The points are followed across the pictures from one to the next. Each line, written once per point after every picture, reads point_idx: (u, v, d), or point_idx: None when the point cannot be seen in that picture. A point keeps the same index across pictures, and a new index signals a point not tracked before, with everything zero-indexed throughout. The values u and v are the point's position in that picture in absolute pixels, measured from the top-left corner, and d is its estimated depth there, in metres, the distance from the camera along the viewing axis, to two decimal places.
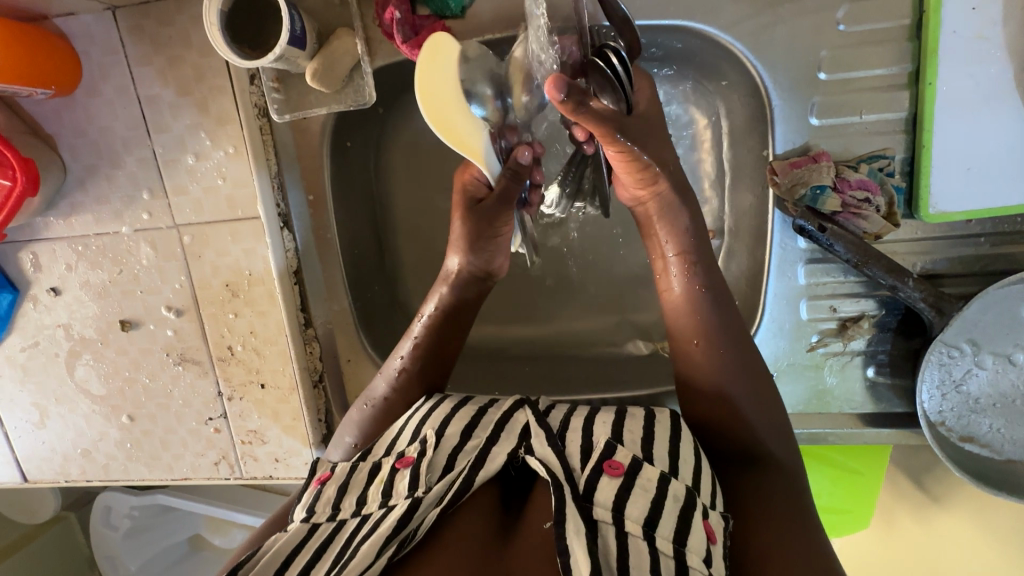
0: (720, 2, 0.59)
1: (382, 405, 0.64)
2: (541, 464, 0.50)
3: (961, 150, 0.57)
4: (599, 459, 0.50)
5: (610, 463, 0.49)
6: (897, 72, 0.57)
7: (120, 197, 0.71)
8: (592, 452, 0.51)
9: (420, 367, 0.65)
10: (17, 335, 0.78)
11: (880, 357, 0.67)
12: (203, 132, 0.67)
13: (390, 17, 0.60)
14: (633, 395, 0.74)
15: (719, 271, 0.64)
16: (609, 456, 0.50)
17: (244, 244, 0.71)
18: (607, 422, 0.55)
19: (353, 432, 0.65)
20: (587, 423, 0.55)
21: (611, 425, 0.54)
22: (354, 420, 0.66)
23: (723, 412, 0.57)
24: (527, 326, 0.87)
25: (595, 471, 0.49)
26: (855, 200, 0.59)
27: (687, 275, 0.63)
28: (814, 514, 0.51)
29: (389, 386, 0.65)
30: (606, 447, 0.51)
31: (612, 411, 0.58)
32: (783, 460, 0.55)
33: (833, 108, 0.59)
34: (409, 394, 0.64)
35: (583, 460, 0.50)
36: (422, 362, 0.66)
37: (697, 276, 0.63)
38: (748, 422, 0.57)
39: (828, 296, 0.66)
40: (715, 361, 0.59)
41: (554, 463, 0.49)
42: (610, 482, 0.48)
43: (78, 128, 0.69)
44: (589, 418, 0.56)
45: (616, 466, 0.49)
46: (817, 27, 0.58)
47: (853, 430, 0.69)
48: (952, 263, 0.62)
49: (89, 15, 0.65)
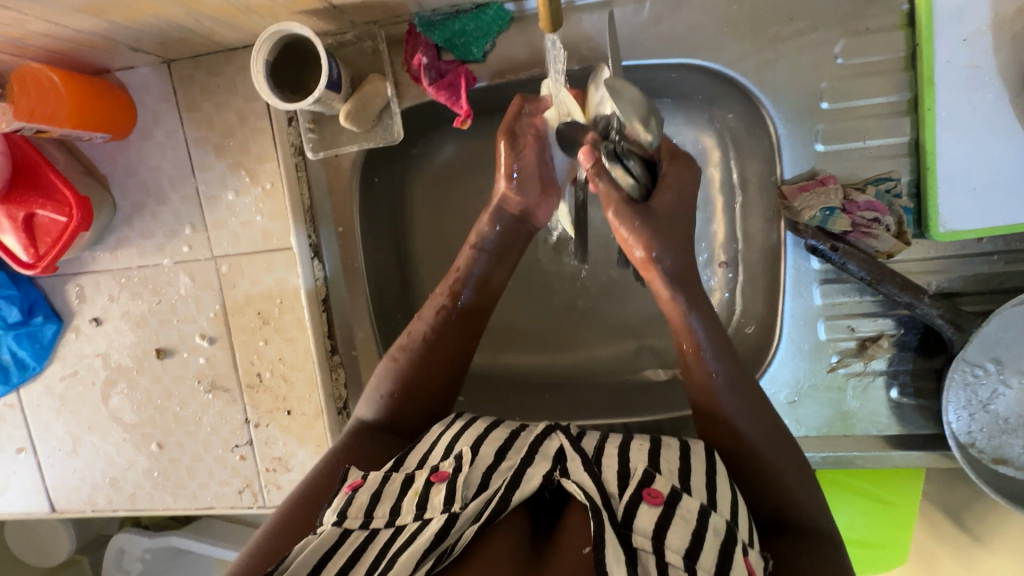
0: (725, 41, 0.63)
1: (422, 348, 0.65)
2: (578, 487, 0.50)
3: (966, 172, 0.59)
4: (639, 487, 0.50)
5: (648, 492, 0.50)
6: (895, 101, 0.61)
7: (163, 231, 0.76)
8: (631, 479, 0.51)
9: (465, 294, 0.69)
10: (57, 364, 0.82)
11: (902, 377, 0.67)
12: (244, 170, 0.72)
13: (418, 62, 0.67)
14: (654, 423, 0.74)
15: (714, 320, 0.62)
16: (647, 485, 0.50)
17: (276, 274, 0.74)
18: (644, 449, 0.56)
19: (389, 381, 0.65)
20: (622, 451, 0.56)
21: (648, 452, 0.55)
22: (389, 373, 0.65)
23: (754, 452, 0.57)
24: (547, 353, 0.89)
25: (634, 498, 0.49)
26: (864, 220, 0.60)
27: (700, 360, 0.60)
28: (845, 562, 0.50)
29: (428, 324, 0.67)
30: (645, 475, 0.51)
31: (648, 439, 0.59)
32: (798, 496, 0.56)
33: (838, 135, 0.62)
34: (446, 339, 0.67)
35: (621, 486, 0.51)
36: (468, 297, 0.69)
37: (695, 329, 0.61)
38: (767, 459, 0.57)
39: (845, 316, 0.67)
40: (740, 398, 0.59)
41: (592, 487, 0.50)
42: (650, 510, 0.48)
43: (129, 169, 0.75)
44: (623, 444, 0.57)
45: (655, 494, 0.50)
46: (816, 62, 0.62)
47: (881, 454, 0.67)
48: (967, 282, 0.63)
49: (145, 68, 0.72)
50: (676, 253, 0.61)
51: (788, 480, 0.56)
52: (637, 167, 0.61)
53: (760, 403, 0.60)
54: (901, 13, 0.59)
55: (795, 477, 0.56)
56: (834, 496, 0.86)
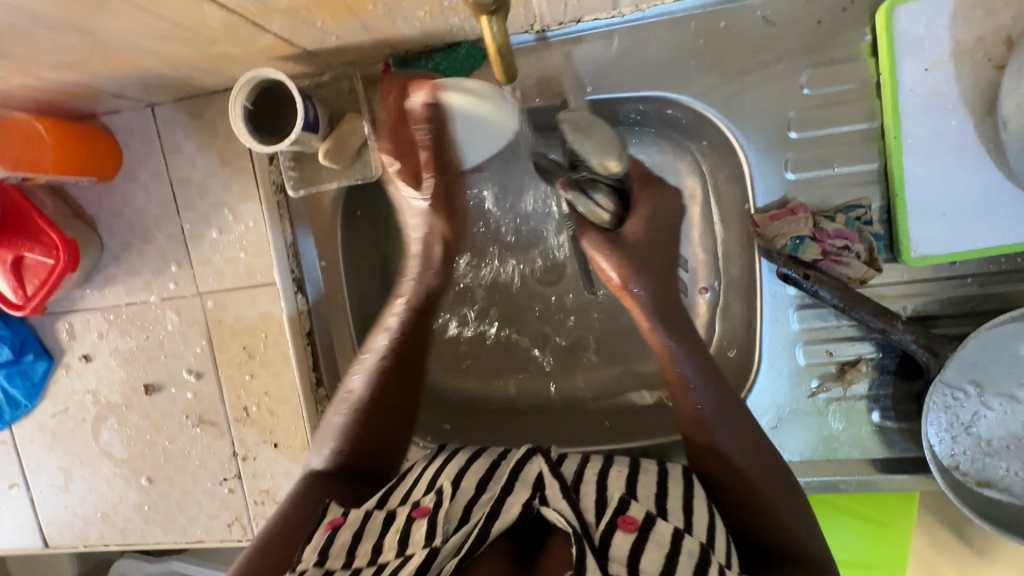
0: (692, 74, 0.64)
1: (363, 402, 0.65)
2: (557, 515, 0.51)
3: (935, 198, 0.60)
4: (614, 514, 0.52)
5: (624, 519, 0.51)
6: (863, 129, 0.61)
7: (150, 269, 0.77)
8: (608, 506, 0.53)
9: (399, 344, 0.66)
10: (49, 401, 0.83)
11: (883, 402, 0.67)
12: (227, 209, 0.74)
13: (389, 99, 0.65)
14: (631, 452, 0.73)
15: (699, 346, 0.63)
16: (623, 511, 0.52)
17: (261, 309, 0.76)
18: (622, 475, 0.58)
19: (336, 437, 0.64)
20: (599, 476, 0.57)
21: (626, 478, 0.57)
22: (337, 427, 0.65)
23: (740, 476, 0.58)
24: (533, 378, 0.89)
25: (610, 526, 0.50)
26: (835, 247, 0.61)
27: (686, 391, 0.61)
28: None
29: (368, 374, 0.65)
30: (620, 502, 0.53)
31: (626, 464, 0.60)
32: (785, 522, 0.56)
33: (808, 163, 0.63)
34: (386, 389, 0.65)
35: (598, 513, 0.53)
36: (403, 345, 0.67)
37: (683, 359, 0.61)
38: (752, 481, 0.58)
39: (823, 341, 0.67)
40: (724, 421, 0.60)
41: (571, 514, 0.51)
42: (625, 537, 0.50)
43: (116, 209, 0.76)
44: (602, 471, 0.58)
45: (630, 521, 0.51)
46: (782, 93, 0.62)
47: (867, 478, 0.67)
48: (943, 305, 0.63)
49: (130, 112, 0.74)
50: (655, 283, 0.63)
51: (773, 509, 0.56)
52: (606, 201, 0.64)
53: (743, 423, 0.61)
54: (865, 44, 0.60)
55: (780, 501, 0.57)
56: (824, 515, 0.86)
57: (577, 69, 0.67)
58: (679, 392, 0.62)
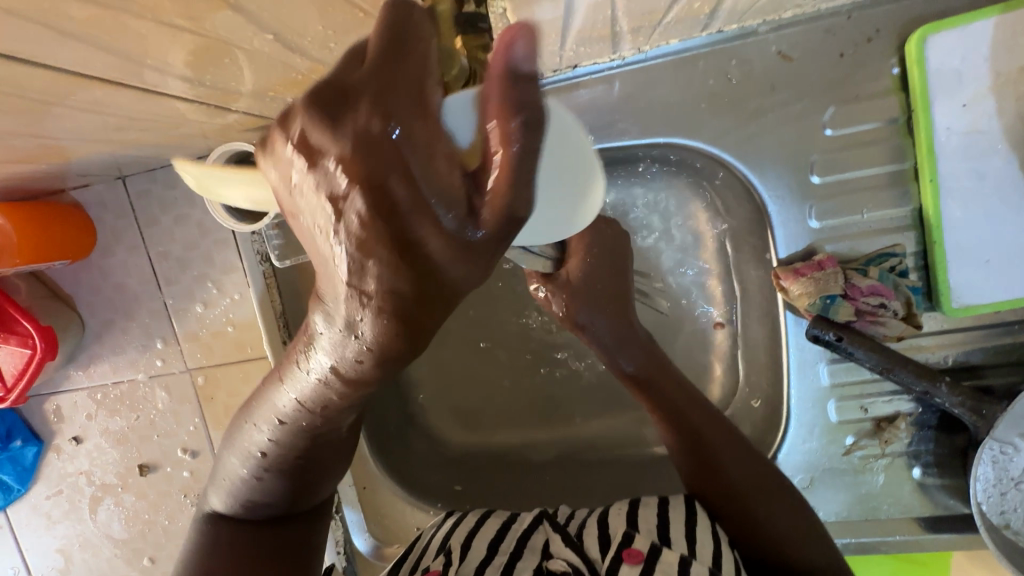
0: (702, 117, 0.59)
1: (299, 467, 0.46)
2: (563, 563, 0.52)
3: (977, 243, 0.55)
4: (618, 549, 0.52)
5: (628, 552, 0.51)
6: (893, 170, 0.56)
7: (135, 347, 0.73)
8: (612, 544, 0.53)
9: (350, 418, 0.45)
10: (42, 484, 0.80)
11: (924, 458, 0.62)
12: (210, 281, 0.69)
13: None
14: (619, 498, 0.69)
15: (668, 366, 0.64)
16: (627, 545, 0.52)
17: (254, 384, 0.71)
18: (622, 512, 0.57)
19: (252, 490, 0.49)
20: (602, 518, 0.58)
21: (627, 513, 0.57)
22: (249, 486, 0.48)
23: (730, 496, 0.56)
24: (544, 430, 0.84)
25: (614, 560, 0.51)
26: (870, 306, 0.56)
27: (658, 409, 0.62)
28: None
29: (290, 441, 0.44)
30: (624, 537, 0.53)
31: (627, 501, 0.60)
32: (789, 541, 0.53)
33: (833, 210, 0.58)
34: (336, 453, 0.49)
35: (603, 551, 0.53)
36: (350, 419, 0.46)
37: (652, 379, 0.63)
38: (746, 498, 0.56)
39: (857, 396, 0.62)
40: (714, 439, 0.59)
41: (577, 561, 0.52)
42: (631, 570, 0.49)
43: (95, 286, 0.72)
44: (604, 512, 0.59)
45: (635, 553, 0.51)
46: (802, 134, 0.57)
47: (910, 539, 0.62)
48: (988, 355, 0.57)
49: (101, 185, 0.69)
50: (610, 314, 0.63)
51: (776, 528, 0.54)
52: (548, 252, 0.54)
53: (736, 442, 0.58)
54: (892, 77, 0.54)
55: (786, 522, 0.54)
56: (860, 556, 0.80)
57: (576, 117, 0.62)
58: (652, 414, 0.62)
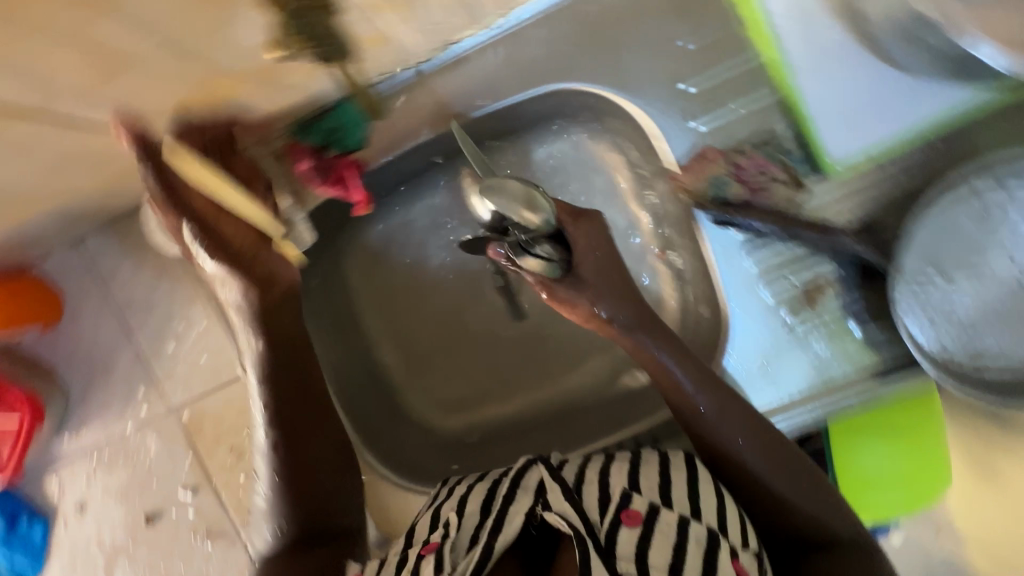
0: (572, 61, 0.67)
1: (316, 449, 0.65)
2: (560, 517, 0.51)
3: (833, 101, 0.61)
4: (618, 510, 0.54)
5: (627, 514, 0.53)
6: (743, 62, 0.64)
7: (120, 398, 0.76)
8: (611, 503, 0.55)
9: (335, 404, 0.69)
10: (54, 562, 0.80)
11: (860, 312, 0.66)
12: (177, 317, 0.74)
13: (305, 167, 0.68)
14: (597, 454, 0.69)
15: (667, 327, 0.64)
16: (626, 506, 0.54)
17: (237, 405, 0.75)
18: (623, 469, 0.60)
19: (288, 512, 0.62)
20: (601, 475, 0.59)
21: (627, 470, 0.60)
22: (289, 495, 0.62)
23: (743, 468, 0.60)
24: (526, 394, 0.86)
25: (614, 523, 0.52)
26: (755, 177, 0.63)
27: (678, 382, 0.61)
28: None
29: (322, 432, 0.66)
30: (623, 497, 0.55)
31: (626, 458, 0.63)
32: (791, 502, 0.58)
33: (706, 107, 0.65)
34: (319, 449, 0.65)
35: (601, 512, 0.54)
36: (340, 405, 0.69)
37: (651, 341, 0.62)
38: (756, 471, 0.59)
39: (780, 270, 0.66)
40: (722, 405, 0.61)
41: (574, 514, 0.51)
42: (630, 533, 0.51)
43: (72, 350, 0.76)
44: (603, 469, 0.60)
45: (633, 515, 0.53)
46: (659, 53, 0.65)
47: (868, 391, 0.67)
48: (876, 201, 0.63)
49: (63, 253, 0.75)
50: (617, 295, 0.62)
51: (781, 489, 0.58)
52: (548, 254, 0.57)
53: (747, 411, 0.61)
54: None
55: (787, 483, 0.58)
56: None
57: (468, 87, 0.69)
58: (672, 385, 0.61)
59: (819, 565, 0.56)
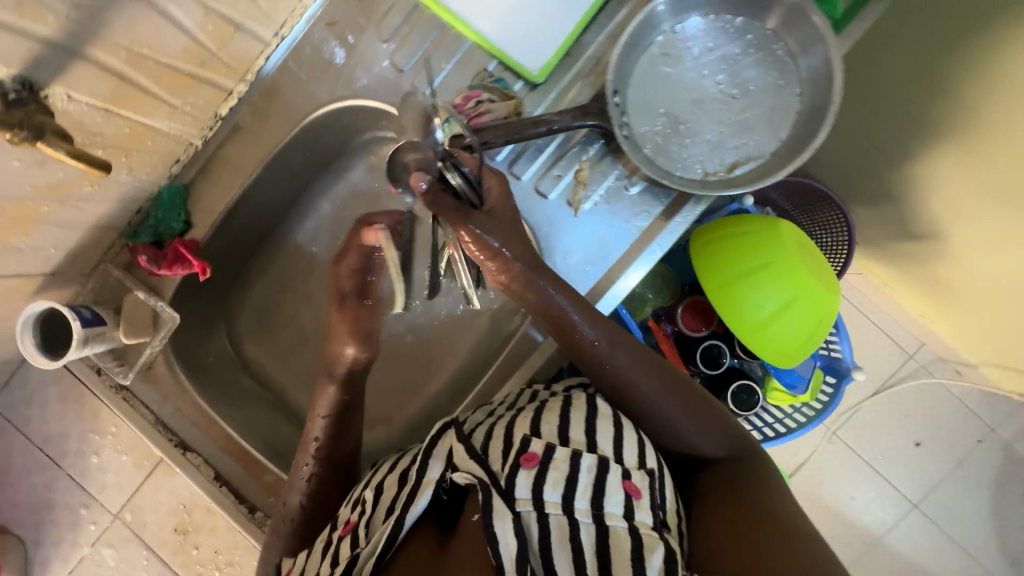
0: (318, 89, 0.81)
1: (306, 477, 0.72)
2: (466, 475, 0.56)
3: (508, 26, 0.73)
4: (517, 455, 0.59)
5: (526, 457, 0.58)
6: (438, 32, 0.77)
7: (69, 526, 0.84)
8: (512, 449, 0.60)
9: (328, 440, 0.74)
10: None
11: (625, 174, 0.76)
12: (90, 433, 0.83)
13: (143, 261, 0.79)
14: (513, 398, 0.75)
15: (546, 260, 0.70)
16: (525, 450, 0.59)
17: (168, 488, 0.83)
18: (528, 418, 0.65)
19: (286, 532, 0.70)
20: (507, 428, 0.64)
21: (530, 419, 0.64)
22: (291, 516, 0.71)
23: (641, 399, 0.68)
24: (431, 378, 0.94)
25: (514, 467, 0.57)
26: (471, 108, 0.72)
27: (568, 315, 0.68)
28: (735, 484, 0.63)
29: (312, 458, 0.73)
30: (523, 443, 0.60)
31: (537, 407, 0.68)
32: (679, 427, 0.67)
33: (428, 77, 0.78)
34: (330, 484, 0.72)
35: (504, 459, 0.59)
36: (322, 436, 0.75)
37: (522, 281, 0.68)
38: (653, 399, 0.68)
39: (547, 171, 0.77)
40: (612, 338, 0.69)
41: (478, 469, 0.57)
42: (527, 473, 0.57)
43: (11, 502, 0.84)
44: (510, 424, 0.64)
45: (531, 457, 0.58)
46: (376, 55, 0.79)
47: (665, 231, 0.76)
48: (588, 84, 0.75)
49: None
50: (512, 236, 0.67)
51: (672, 415, 0.67)
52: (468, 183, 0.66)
53: (632, 344, 0.70)
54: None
55: (676, 407, 0.67)
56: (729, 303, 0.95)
57: (249, 143, 0.82)
58: (564, 316, 0.69)
59: (709, 479, 0.66)
